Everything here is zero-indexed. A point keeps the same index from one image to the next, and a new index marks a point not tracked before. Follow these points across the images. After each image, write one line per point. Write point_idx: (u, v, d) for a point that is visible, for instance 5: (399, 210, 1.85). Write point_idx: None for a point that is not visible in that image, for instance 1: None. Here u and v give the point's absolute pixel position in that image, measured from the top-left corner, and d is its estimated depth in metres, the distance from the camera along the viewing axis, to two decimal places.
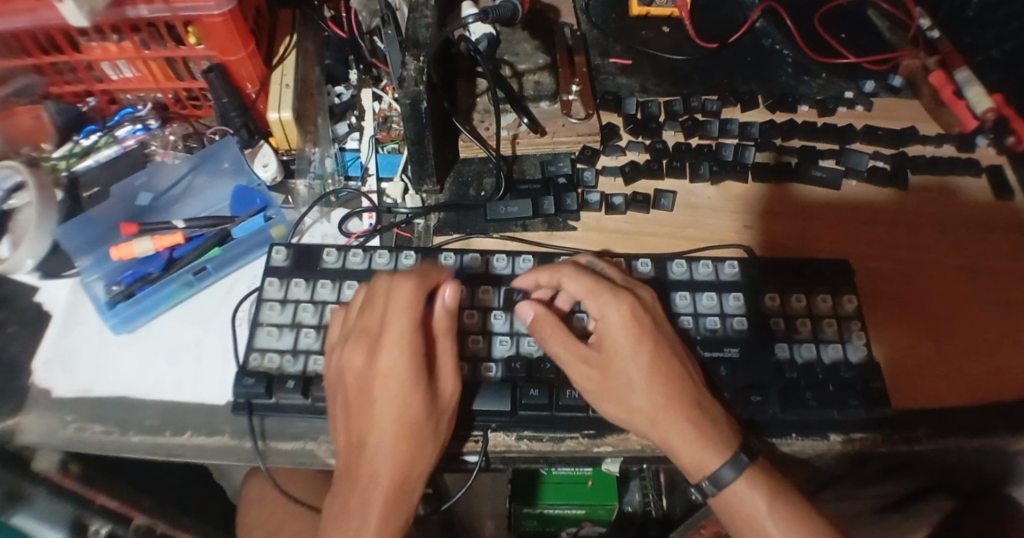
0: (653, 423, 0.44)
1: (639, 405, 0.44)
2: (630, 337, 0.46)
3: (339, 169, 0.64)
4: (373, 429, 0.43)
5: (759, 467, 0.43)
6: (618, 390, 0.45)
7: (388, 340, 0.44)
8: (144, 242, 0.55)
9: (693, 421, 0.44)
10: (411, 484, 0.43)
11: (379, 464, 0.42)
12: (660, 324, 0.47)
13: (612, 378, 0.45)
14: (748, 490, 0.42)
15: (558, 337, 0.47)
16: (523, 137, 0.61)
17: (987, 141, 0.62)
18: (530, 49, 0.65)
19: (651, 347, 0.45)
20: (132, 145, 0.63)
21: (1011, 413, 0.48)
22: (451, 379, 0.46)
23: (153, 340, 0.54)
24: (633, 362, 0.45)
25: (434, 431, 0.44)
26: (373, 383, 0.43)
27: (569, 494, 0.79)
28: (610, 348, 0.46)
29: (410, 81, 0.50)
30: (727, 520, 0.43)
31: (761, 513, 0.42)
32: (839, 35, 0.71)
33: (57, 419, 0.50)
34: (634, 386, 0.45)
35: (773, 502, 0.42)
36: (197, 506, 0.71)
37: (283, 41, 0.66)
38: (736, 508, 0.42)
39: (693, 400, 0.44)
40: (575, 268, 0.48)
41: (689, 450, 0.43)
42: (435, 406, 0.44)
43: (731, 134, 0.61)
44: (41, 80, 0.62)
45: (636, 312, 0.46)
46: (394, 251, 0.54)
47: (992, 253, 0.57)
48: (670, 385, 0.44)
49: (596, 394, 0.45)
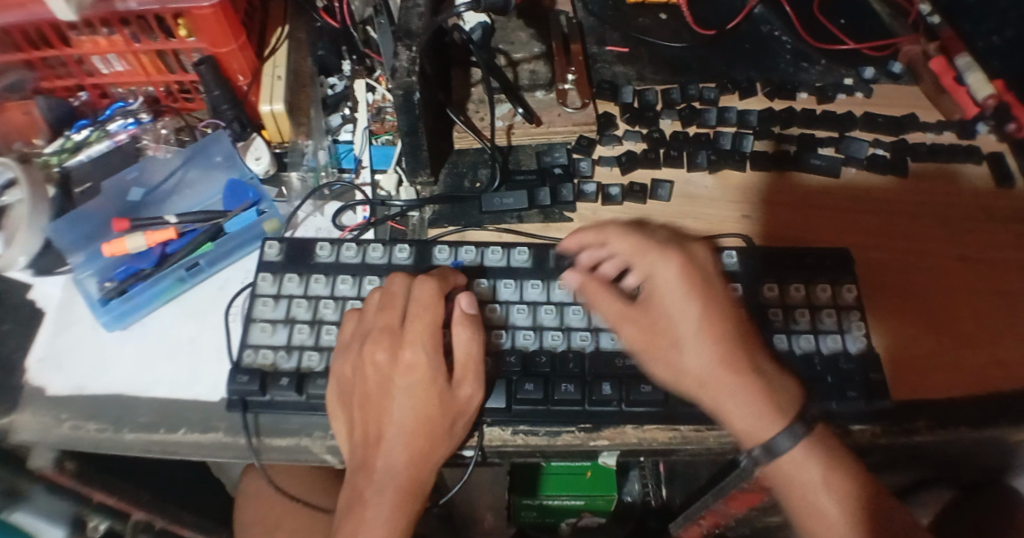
0: (704, 388, 0.43)
1: (690, 367, 0.44)
2: (686, 294, 0.45)
3: (333, 161, 0.63)
4: (391, 421, 0.44)
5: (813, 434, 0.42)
6: (669, 351, 0.44)
7: (409, 337, 0.45)
8: (136, 238, 0.54)
9: (748, 385, 0.43)
10: (424, 473, 0.44)
11: (395, 455, 0.43)
12: (712, 284, 0.45)
13: (662, 334, 0.45)
14: (801, 458, 0.41)
15: (605, 300, 0.47)
16: (518, 127, 0.60)
17: (987, 128, 0.61)
18: (526, 38, 0.65)
19: (713, 308, 0.44)
20: (124, 139, 0.63)
21: (1011, 405, 0.48)
22: (475, 384, 0.45)
23: (147, 336, 0.53)
24: (684, 320, 0.44)
25: (450, 430, 0.45)
26: (394, 379, 0.45)
27: (569, 486, 0.79)
28: (659, 306, 0.45)
29: (402, 72, 0.49)
30: (781, 489, 0.42)
31: (814, 485, 0.41)
32: (839, 21, 0.70)
33: (52, 418, 0.49)
34: (688, 345, 0.44)
35: (828, 474, 0.41)
36: (197, 502, 0.71)
37: (275, 32, 0.66)
38: (789, 477, 0.42)
39: (754, 366, 0.44)
40: (623, 227, 0.48)
41: (745, 415, 0.42)
42: (455, 405, 0.44)
43: (730, 122, 0.60)
44: (32, 75, 0.61)
45: (688, 269, 0.45)
46: (388, 244, 0.54)
47: (995, 242, 0.56)
48: (725, 344, 0.44)
49: (646, 352, 0.45)
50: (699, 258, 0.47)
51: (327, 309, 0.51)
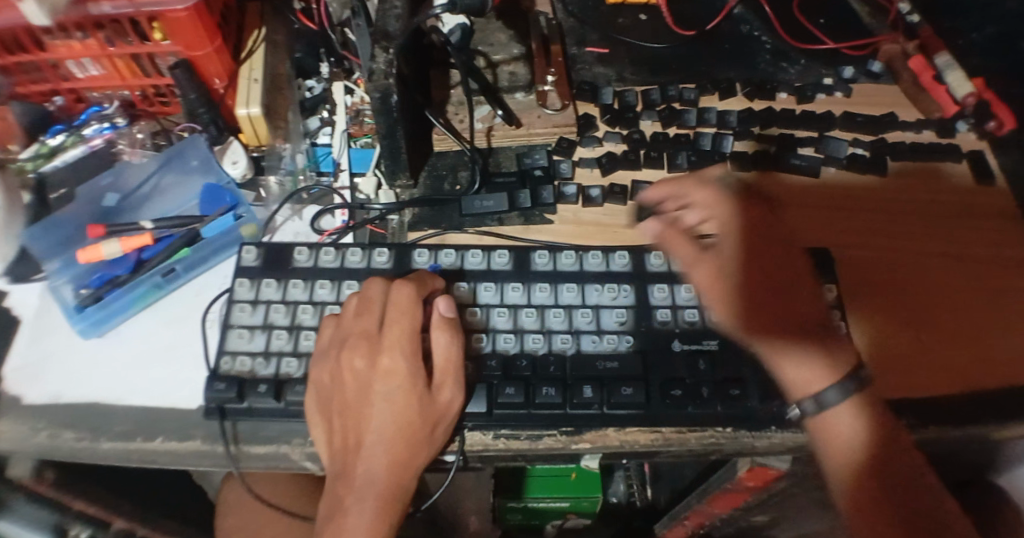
0: (762, 334, 0.47)
1: (751, 307, 0.48)
2: (748, 241, 0.50)
3: (311, 165, 0.62)
4: (370, 428, 0.44)
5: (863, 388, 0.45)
6: (733, 296, 0.48)
7: (388, 343, 0.45)
8: (112, 244, 0.53)
9: (801, 332, 0.47)
10: (405, 480, 0.44)
11: (375, 462, 0.43)
12: (779, 234, 0.51)
13: (729, 280, 0.49)
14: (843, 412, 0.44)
15: (682, 247, 0.51)
16: (498, 129, 0.60)
17: (967, 126, 0.62)
18: (505, 39, 0.64)
19: (773, 256, 0.50)
20: (99, 144, 0.62)
21: (994, 403, 0.48)
22: (456, 388, 0.45)
23: (124, 343, 0.53)
24: (754, 262, 0.49)
25: (431, 436, 0.44)
26: (373, 385, 0.45)
27: (554, 488, 0.80)
28: (724, 253, 0.50)
29: (379, 75, 0.48)
30: (819, 442, 0.45)
31: (856, 436, 0.44)
32: (818, 21, 0.70)
33: (26, 428, 0.48)
34: (751, 292, 0.48)
35: (869, 432, 0.44)
36: (178, 509, 0.70)
37: (251, 34, 0.65)
38: (831, 431, 0.44)
39: (806, 315, 0.48)
40: (702, 179, 0.52)
41: (798, 364, 0.46)
42: (436, 410, 0.44)
43: (709, 123, 0.60)
44: (6, 80, 0.60)
45: (751, 222, 0.50)
46: (367, 249, 0.53)
47: (976, 239, 0.56)
48: (779, 290, 0.48)
49: (714, 299, 0.49)
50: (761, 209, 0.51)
51: (306, 314, 0.50)
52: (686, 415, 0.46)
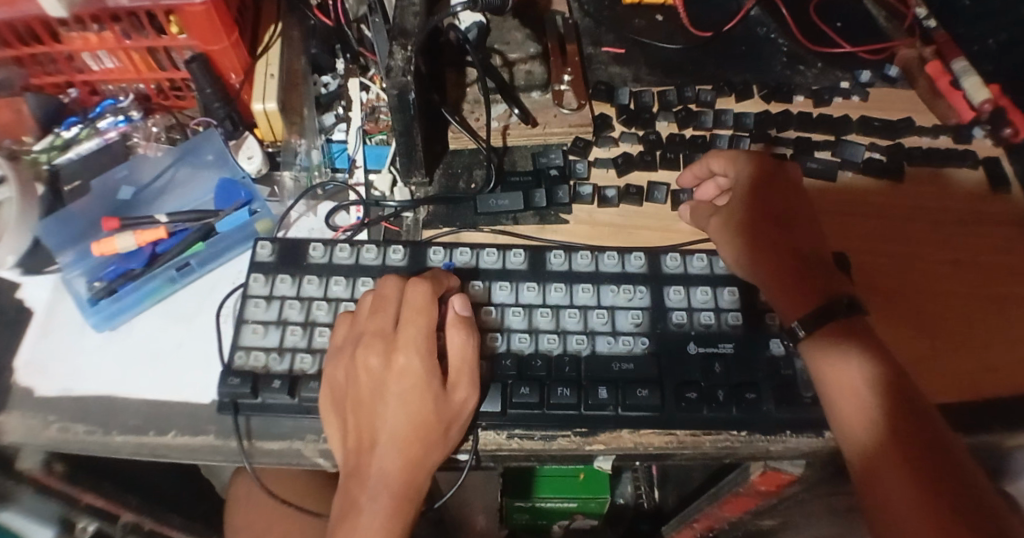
0: (773, 282, 0.49)
1: (755, 253, 0.50)
2: (759, 194, 0.52)
3: (326, 161, 0.63)
4: (384, 426, 0.44)
5: (858, 328, 0.46)
6: (744, 246, 0.51)
7: (402, 342, 0.45)
8: (126, 237, 0.54)
9: (803, 271, 0.49)
10: (418, 479, 0.43)
11: (389, 460, 0.43)
12: (787, 182, 0.53)
13: (746, 235, 0.51)
14: (848, 362, 0.45)
15: (712, 217, 0.53)
16: (514, 128, 0.60)
17: (983, 132, 0.62)
18: (521, 38, 0.63)
19: (780, 207, 0.52)
20: (113, 137, 0.62)
21: (1010, 412, 0.47)
22: (469, 387, 0.45)
23: (136, 336, 0.53)
24: (762, 206, 0.52)
25: (444, 435, 0.44)
26: (387, 385, 0.44)
27: (561, 488, 0.80)
28: (739, 213, 0.52)
29: (397, 72, 0.48)
30: (830, 390, 0.45)
31: (868, 385, 0.44)
32: (835, 25, 0.70)
33: (39, 420, 0.48)
34: (765, 240, 0.50)
35: (883, 383, 0.44)
36: (184, 504, 0.70)
37: (268, 29, 0.65)
38: (839, 375, 0.45)
39: (807, 255, 0.50)
40: (721, 151, 0.54)
41: (802, 303, 0.48)
42: (450, 408, 0.44)
43: (726, 125, 0.60)
44: (21, 72, 0.60)
45: (759, 174, 0.53)
46: (382, 245, 0.53)
47: (988, 246, 0.56)
48: (781, 235, 0.51)
49: (737, 253, 0.51)
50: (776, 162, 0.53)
51: (320, 311, 0.50)
52: (699, 417, 0.46)
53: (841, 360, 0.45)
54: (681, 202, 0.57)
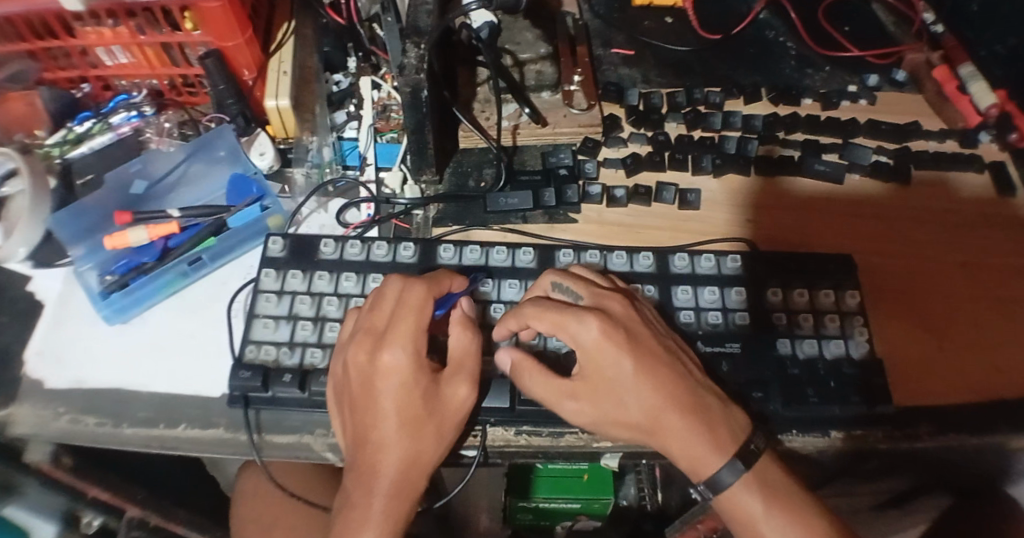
0: (653, 430, 0.43)
1: (633, 413, 0.42)
2: (609, 361, 0.43)
3: (337, 158, 0.64)
4: (376, 426, 0.43)
5: (756, 470, 0.42)
6: (612, 400, 0.43)
7: (391, 339, 0.44)
8: (139, 231, 0.54)
9: (703, 428, 0.42)
10: (415, 476, 0.43)
11: (384, 459, 0.43)
12: (640, 337, 0.44)
13: (601, 405, 0.43)
14: (746, 494, 0.42)
15: (734, 256, 0.53)
16: (524, 128, 0.60)
17: (989, 137, 0.62)
18: (532, 38, 0.65)
19: (791, 262, 0.53)
20: (126, 132, 0.62)
21: (1014, 412, 0.48)
22: (467, 386, 0.45)
23: (148, 330, 0.53)
24: (620, 378, 0.42)
25: (439, 431, 0.44)
26: (375, 382, 0.43)
27: (564, 488, 0.80)
28: (594, 380, 0.43)
29: (410, 69, 0.49)
30: (729, 518, 0.43)
31: (765, 520, 0.41)
32: (844, 29, 0.70)
33: (49, 411, 0.49)
34: (620, 406, 0.43)
35: (770, 505, 0.41)
36: (188, 499, 0.70)
37: (281, 27, 0.66)
38: (737, 506, 0.42)
39: (706, 411, 0.43)
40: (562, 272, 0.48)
41: (688, 455, 0.42)
42: (448, 405, 0.44)
43: (735, 127, 0.61)
44: (34, 66, 0.60)
45: (609, 334, 0.43)
46: (392, 242, 0.54)
47: (995, 249, 0.56)
48: (668, 393, 0.42)
49: (597, 424, 0.44)
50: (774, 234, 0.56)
51: (331, 306, 0.51)
52: None
53: (736, 495, 0.42)
54: (689, 202, 0.57)
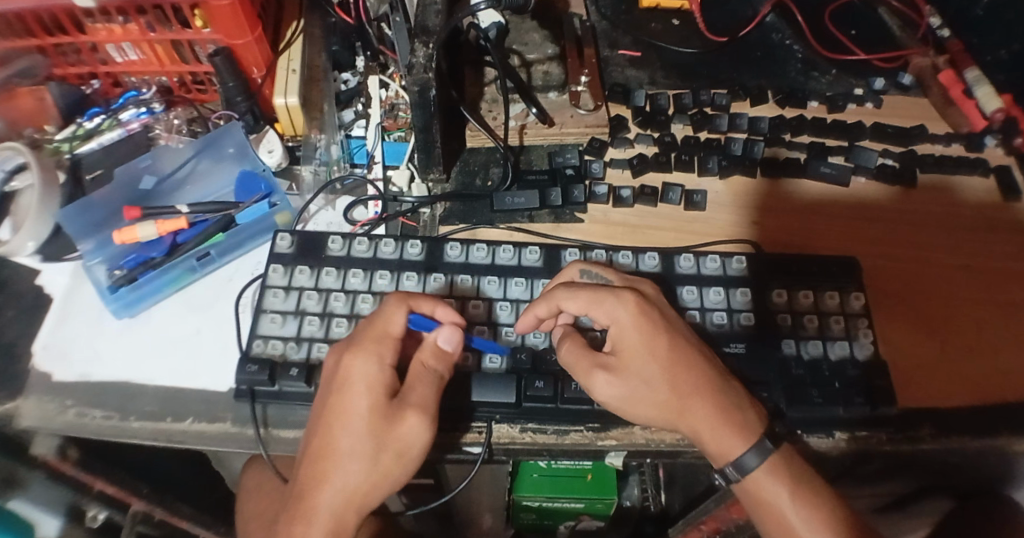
0: (681, 408, 0.43)
1: (661, 390, 0.43)
2: (642, 337, 0.43)
3: (345, 156, 0.64)
4: (323, 438, 0.40)
5: (779, 457, 0.43)
6: (643, 378, 0.43)
7: (356, 347, 0.42)
8: (147, 226, 0.54)
9: (723, 410, 0.43)
10: (350, 504, 0.40)
11: (322, 476, 0.40)
12: (673, 321, 0.45)
13: (630, 380, 0.43)
14: (770, 481, 0.42)
15: (740, 257, 0.53)
16: (531, 127, 0.61)
17: (995, 141, 0.62)
18: (539, 39, 0.65)
19: (795, 264, 0.53)
20: (136, 128, 0.63)
21: (1016, 414, 0.48)
22: (418, 416, 0.41)
23: (153, 325, 0.53)
24: (651, 356, 0.43)
25: (379, 457, 0.40)
26: (332, 389, 0.41)
27: (567, 488, 0.79)
28: (626, 355, 0.44)
29: (419, 69, 0.49)
30: (752, 505, 0.43)
31: (791, 503, 0.41)
32: (850, 32, 0.70)
33: (56, 404, 0.49)
34: (649, 383, 0.43)
35: (794, 489, 0.42)
36: (192, 495, 0.70)
37: (290, 25, 0.67)
38: (759, 491, 0.42)
39: (726, 395, 0.43)
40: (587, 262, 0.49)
41: (711, 436, 0.42)
42: (394, 431, 0.40)
43: (740, 129, 0.61)
44: (44, 62, 0.61)
45: (643, 310, 0.44)
46: (400, 240, 0.54)
47: (997, 252, 0.57)
48: (694, 377, 0.43)
49: (626, 400, 0.43)
50: (785, 237, 0.57)
51: (338, 302, 0.51)
52: None
53: (762, 479, 0.42)
54: (695, 202, 0.57)
